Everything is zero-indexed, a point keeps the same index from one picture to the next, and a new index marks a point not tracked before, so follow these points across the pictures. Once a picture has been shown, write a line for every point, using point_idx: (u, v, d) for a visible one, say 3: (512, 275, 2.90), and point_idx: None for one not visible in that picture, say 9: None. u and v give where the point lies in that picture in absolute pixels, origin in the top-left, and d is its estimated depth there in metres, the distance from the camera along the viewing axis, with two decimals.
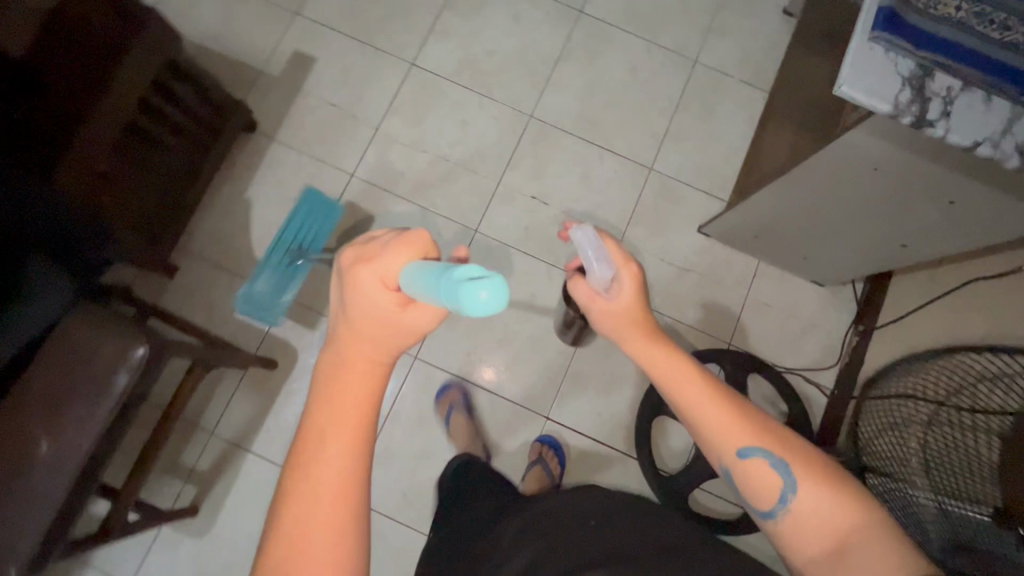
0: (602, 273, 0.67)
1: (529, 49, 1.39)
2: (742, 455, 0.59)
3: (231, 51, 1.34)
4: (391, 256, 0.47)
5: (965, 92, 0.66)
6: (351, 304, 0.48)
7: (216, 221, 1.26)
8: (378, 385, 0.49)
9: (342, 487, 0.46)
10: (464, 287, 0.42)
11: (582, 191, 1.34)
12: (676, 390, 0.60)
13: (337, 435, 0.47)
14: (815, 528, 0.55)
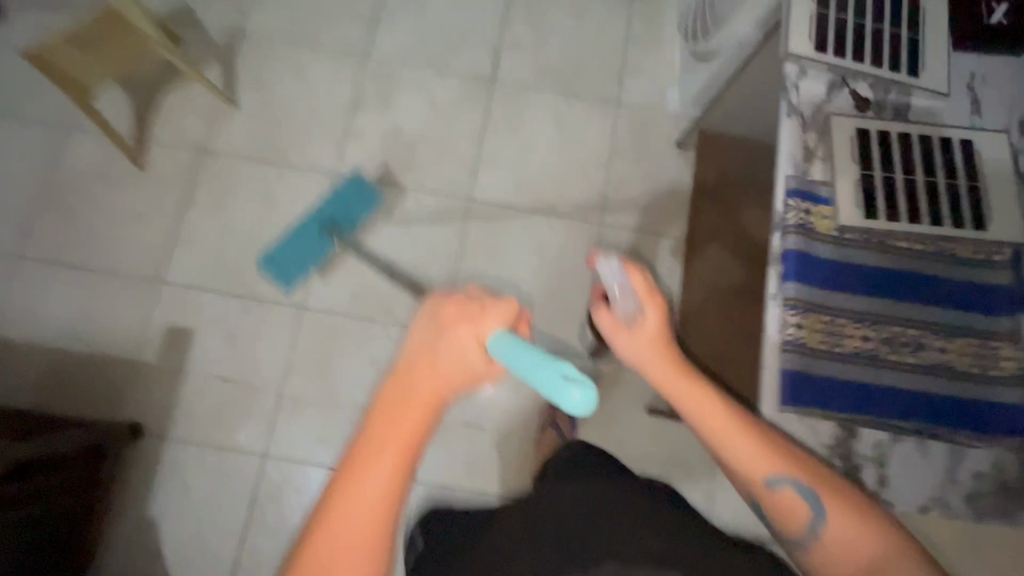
0: (626, 303, 0.70)
1: (426, 252, 1.28)
2: (771, 485, 0.60)
3: (95, 350, 1.20)
4: (490, 321, 0.58)
5: (897, 446, 0.62)
6: (437, 339, 0.57)
7: (122, 557, 1.11)
8: (433, 416, 0.56)
9: (390, 495, 0.53)
10: (563, 385, 0.53)
11: (519, 400, 1.23)
12: (707, 424, 0.62)
13: (392, 450, 0.53)
14: (842, 551, 0.57)
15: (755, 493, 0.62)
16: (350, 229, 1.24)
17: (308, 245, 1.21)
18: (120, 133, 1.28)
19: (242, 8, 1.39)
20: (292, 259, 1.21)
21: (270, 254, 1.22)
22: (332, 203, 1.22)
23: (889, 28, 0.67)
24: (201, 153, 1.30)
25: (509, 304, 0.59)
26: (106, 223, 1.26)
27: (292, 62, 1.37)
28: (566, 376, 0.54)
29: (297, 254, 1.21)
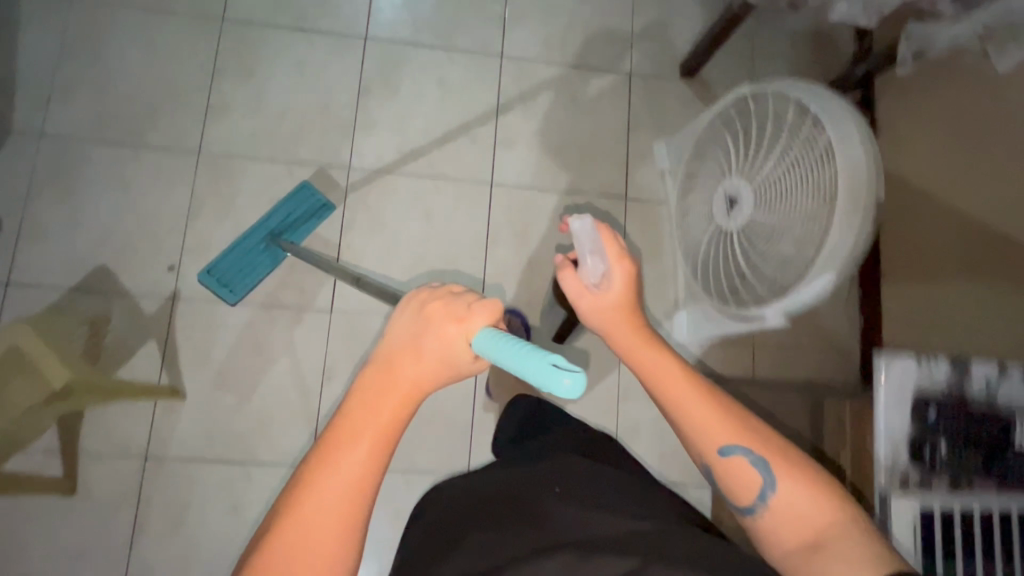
0: (596, 266, 0.74)
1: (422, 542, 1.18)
2: (724, 452, 0.61)
3: None
4: (477, 318, 0.51)
5: None
6: (423, 329, 0.53)
7: None
8: (411, 410, 0.52)
9: (356, 492, 0.49)
10: (553, 371, 0.44)
11: None
12: (662, 383, 0.63)
13: (367, 438, 0.50)
14: (790, 526, 0.57)
15: (704, 460, 0.63)
16: (298, 235, 1.19)
17: (251, 252, 1.17)
18: (48, 452, 1.08)
19: (177, 265, 1.17)
20: (239, 269, 1.16)
21: (214, 267, 1.16)
22: (279, 211, 1.18)
23: (982, 562, 0.83)
24: (148, 460, 1.10)
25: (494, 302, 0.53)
26: (43, 567, 1.05)
27: (246, 327, 1.17)
28: (557, 363, 0.45)
29: (237, 262, 1.16)
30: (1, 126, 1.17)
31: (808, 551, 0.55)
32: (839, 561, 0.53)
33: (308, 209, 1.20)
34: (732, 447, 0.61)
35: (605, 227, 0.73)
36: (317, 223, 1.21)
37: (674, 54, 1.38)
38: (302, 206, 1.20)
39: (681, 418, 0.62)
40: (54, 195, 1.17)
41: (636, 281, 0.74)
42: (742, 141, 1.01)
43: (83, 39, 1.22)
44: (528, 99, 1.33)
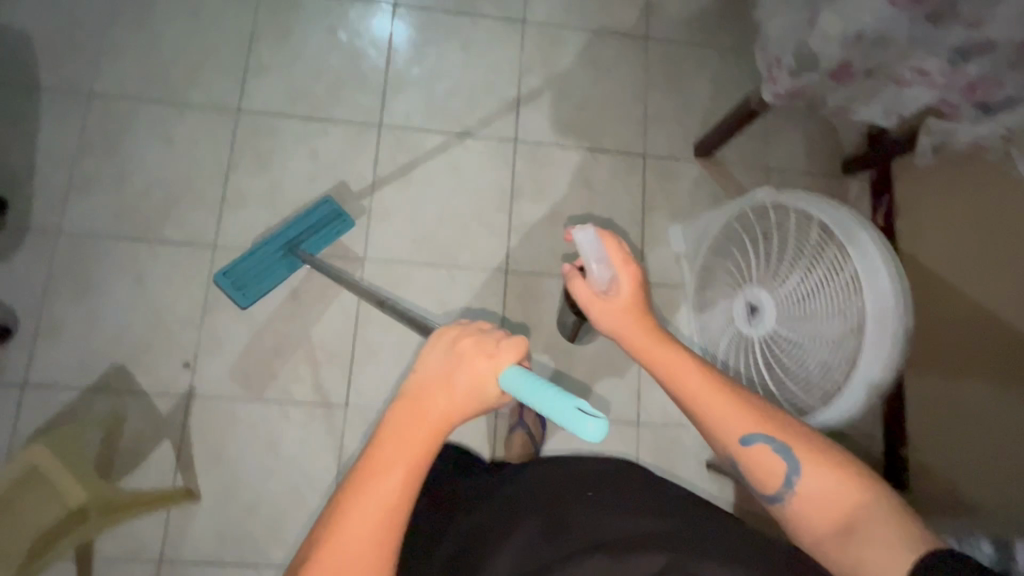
0: (601, 274, 0.75)
1: None
2: (747, 443, 0.63)
3: None
4: (504, 355, 0.55)
5: None
6: (456, 365, 0.56)
7: None
8: (442, 439, 0.55)
9: (388, 518, 0.52)
10: (578, 416, 0.49)
11: None
12: (679, 380, 0.65)
13: (400, 468, 0.53)
14: (820, 508, 0.60)
15: (731, 452, 0.65)
16: (315, 250, 1.22)
17: (268, 261, 1.19)
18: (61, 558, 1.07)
19: (192, 361, 1.17)
20: (254, 274, 1.19)
21: (230, 269, 1.18)
22: (298, 224, 1.21)
23: None
24: (161, 563, 1.09)
25: (519, 340, 0.56)
26: None
27: (261, 424, 1.16)
28: (582, 408, 0.50)
29: (253, 270, 1.19)
30: (19, 224, 1.18)
31: (841, 530, 0.58)
32: (870, 541, 0.55)
33: (327, 224, 1.22)
34: (753, 436, 0.62)
35: (609, 236, 0.74)
36: (334, 238, 1.23)
37: (687, 134, 1.38)
38: (321, 218, 1.22)
39: (701, 410, 0.64)
40: (71, 292, 1.17)
41: (642, 286, 0.75)
42: (759, 250, 1.00)
43: (101, 134, 1.23)
44: (542, 184, 1.33)
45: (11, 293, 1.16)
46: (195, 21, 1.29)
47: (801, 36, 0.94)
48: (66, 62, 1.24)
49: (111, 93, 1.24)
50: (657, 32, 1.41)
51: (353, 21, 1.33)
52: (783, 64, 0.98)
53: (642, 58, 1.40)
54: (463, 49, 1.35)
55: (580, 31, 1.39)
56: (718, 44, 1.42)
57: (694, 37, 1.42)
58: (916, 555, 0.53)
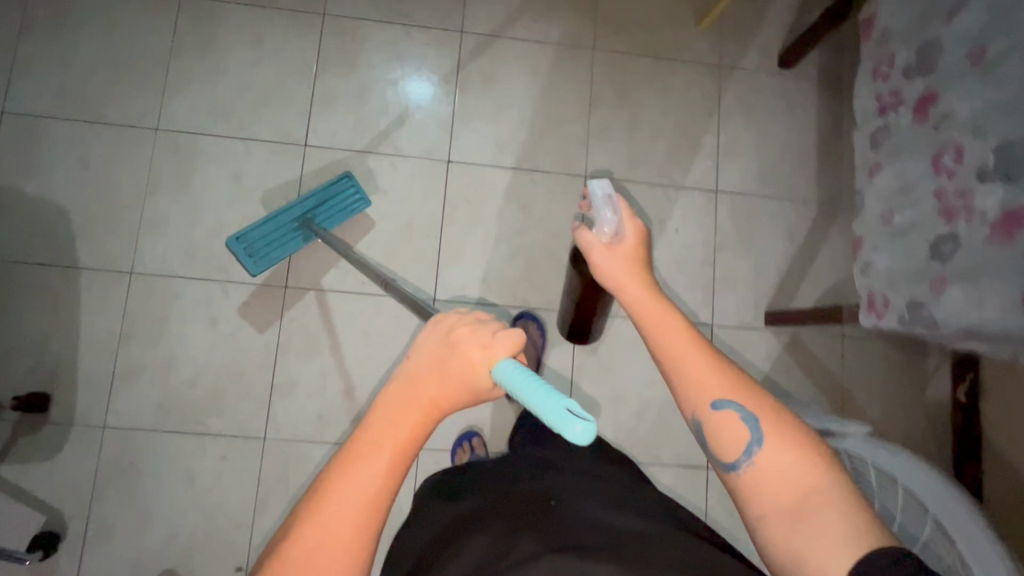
0: (608, 219, 0.71)
1: None
2: (715, 406, 0.55)
3: None
4: (499, 345, 0.53)
5: None
6: (449, 354, 0.54)
7: None
8: (432, 425, 0.54)
9: (369, 501, 0.50)
10: (564, 416, 0.46)
11: None
12: (658, 331, 0.59)
13: (387, 451, 0.51)
14: (776, 486, 0.52)
15: (695, 413, 0.57)
16: (329, 223, 1.19)
17: (280, 227, 1.15)
18: None
19: (245, 565, 1.13)
20: (267, 242, 1.15)
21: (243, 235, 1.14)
22: (318, 196, 1.18)
23: None
24: None
25: (512, 336, 0.54)
26: None
27: None
28: (571, 410, 0.46)
29: (266, 236, 1.15)
30: (62, 421, 1.13)
31: (791, 517, 0.51)
32: (821, 531, 0.49)
33: (344, 200, 1.20)
34: (723, 399, 0.55)
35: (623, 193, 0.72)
36: (348, 214, 1.20)
37: (759, 300, 1.30)
38: (340, 195, 1.20)
39: (670, 356, 0.58)
40: (118, 493, 1.12)
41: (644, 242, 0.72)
42: (856, 479, 0.95)
43: (143, 317, 1.17)
44: (606, 362, 1.26)
45: (57, 497, 1.11)
46: (240, 187, 1.22)
47: (916, 292, 0.84)
48: (108, 239, 1.18)
49: (154, 271, 1.18)
50: (727, 186, 1.33)
51: (408, 183, 1.26)
52: (891, 306, 0.90)
53: (711, 216, 1.32)
54: (523, 209, 1.28)
55: (645, 185, 1.31)
56: (793, 197, 1.33)
57: (766, 191, 1.33)
58: (867, 556, 0.46)
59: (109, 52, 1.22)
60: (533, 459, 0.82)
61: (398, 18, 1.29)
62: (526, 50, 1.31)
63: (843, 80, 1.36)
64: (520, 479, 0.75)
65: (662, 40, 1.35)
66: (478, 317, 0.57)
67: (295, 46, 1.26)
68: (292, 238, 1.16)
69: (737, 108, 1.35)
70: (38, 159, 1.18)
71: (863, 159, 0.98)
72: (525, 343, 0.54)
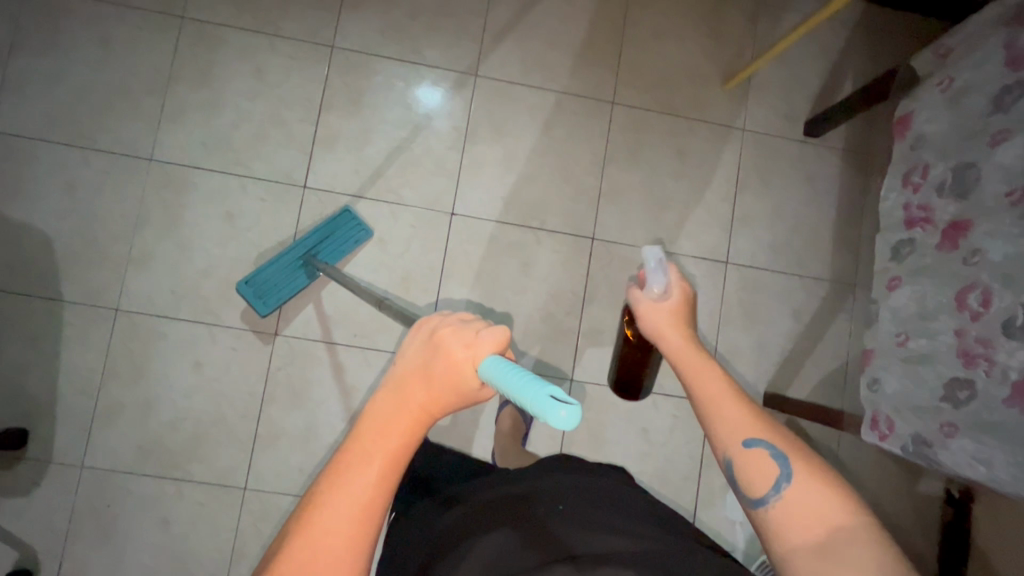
0: (659, 279, 0.68)
1: None
2: (745, 443, 0.54)
3: None
4: (481, 343, 0.48)
5: None
6: (433, 358, 0.49)
7: None
8: (424, 429, 0.50)
9: (365, 510, 0.47)
10: (548, 401, 0.41)
11: None
12: (696, 375, 0.59)
13: (378, 462, 0.47)
14: (804, 523, 0.50)
15: (725, 451, 0.56)
16: (333, 258, 1.15)
17: (287, 267, 1.13)
18: None
19: None
20: (276, 283, 1.12)
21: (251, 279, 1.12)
22: (321, 231, 1.15)
23: None
24: None
25: (497, 331, 0.49)
26: None
27: None
28: (553, 396, 0.42)
29: (274, 276, 1.12)
30: (39, 457, 1.10)
31: (819, 550, 0.48)
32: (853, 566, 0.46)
33: (347, 231, 1.17)
34: (753, 437, 0.54)
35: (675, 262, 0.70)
36: (351, 246, 1.17)
37: (759, 378, 1.26)
38: (340, 226, 1.17)
39: (705, 398, 0.57)
40: (93, 533, 1.10)
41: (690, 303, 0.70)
42: None
43: (126, 356, 1.13)
44: (596, 432, 1.23)
45: (33, 533, 1.09)
46: (234, 226, 1.17)
47: (923, 427, 0.81)
48: (95, 272, 1.14)
49: (140, 309, 1.14)
50: (739, 257, 1.28)
51: (409, 232, 1.21)
52: (895, 432, 0.86)
53: (720, 287, 1.27)
54: (527, 267, 1.23)
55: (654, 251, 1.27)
56: (805, 273, 1.29)
57: (778, 265, 1.29)
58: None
59: (107, 73, 1.16)
60: (535, 467, 0.80)
61: (411, 56, 1.23)
62: (541, 99, 1.26)
63: (869, 156, 1.31)
64: (517, 481, 0.74)
65: (687, 98, 1.29)
66: (461, 317, 0.51)
67: (302, 79, 1.21)
68: (300, 275, 1.13)
69: (757, 175, 1.30)
70: (25, 182, 1.13)
71: (883, 268, 0.94)
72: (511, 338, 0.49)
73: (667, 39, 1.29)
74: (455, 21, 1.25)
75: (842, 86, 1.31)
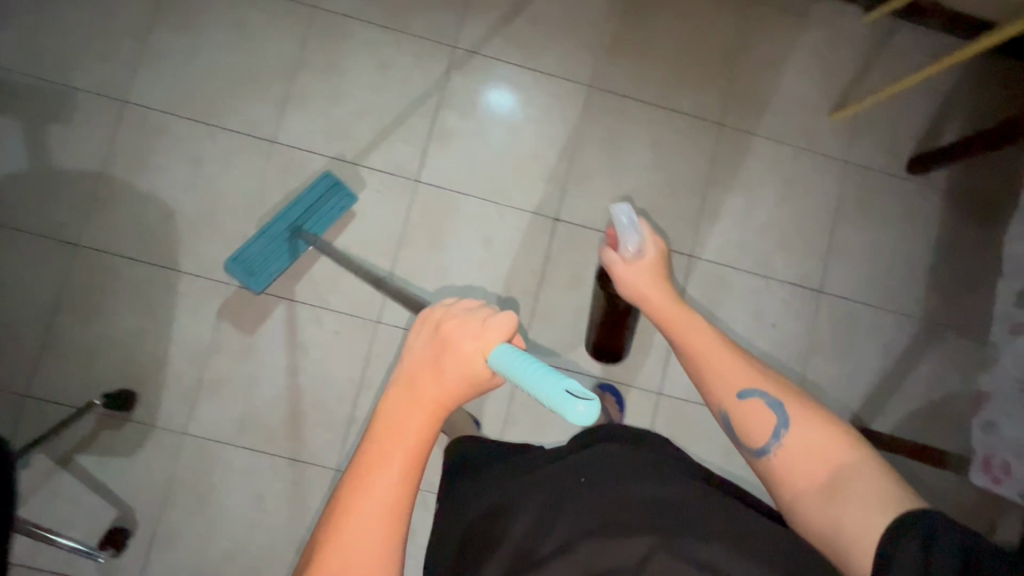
0: (630, 239, 0.70)
1: None
2: (741, 397, 0.57)
3: None
4: (486, 335, 0.50)
5: None
6: (442, 351, 0.51)
7: None
8: (440, 423, 0.51)
9: (394, 508, 0.48)
10: (566, 399, 0.44)
11: None
12: (681, 331, 0.62)
13: (398, 462, 0.48)
14: (807, 464, 0.52)
15: (724, 408, 0.59)
16: (320, 228, 1.15)
17: (273, 241, 1.13)
18: None
19: None
20: (265, 258, 1.13)
21: (240, 255, 1.12)
22: (306, 202, 1.14)
23: None
24: None
25: (502, 321, 0.50)
26: None
27: None
28: (570, 391, 0.44)
29: (263, 251, 1.13)
30: (144, 421, 1.14)
31: (823, 490, 0.51)
32: (853, 502, 0.48)
33: (334, 199, 1.16)
34: (748, 390, 0.57)
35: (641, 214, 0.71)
36: (338, 212, 1.16)
37: (843, 410, 1.27)
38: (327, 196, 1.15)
39: (696, 355, 0.60)
40: (190, 499, 1.14)
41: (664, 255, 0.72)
42: None
43: (234, 331, 1.16)
44: (680, 447, 1.24)
45: (134, 494, 1.13)
46: (347, 215, 1.20)
47: None
48: (211, 247, 1.17)
49: (252, 286, 1.17)
50: (832, 287, 1.29)
51: (512, 234, 1.24)
52: (1013, 476, 0.88)
53: (811, 315, 1.28)
54: None
55: (748, 274, 1.28)
56: (896, 309, 1.29)
57: (871, 300, 1.29)
58: (896, 517, 0.46)
59: (238, 56, 1.20)
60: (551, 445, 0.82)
61: (529, 63, 1.26)
62: (651, 115, 1.28)
63: (970, 198, 1.31)
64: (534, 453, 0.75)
65: (793, 126, 1.30)
66: (458, 309, 0.53)
67: (422, 76, 1.24)
68: (288, 248, 1.14)
69: (856, 208, 1.30)
70: (154, 155, 1.17)
71: (1004, 312, 0.95)
72: (520, 325, 0.51)
73: (777, 67, 1.30)
74: (573, 31, 1.27)
75: (951, 128, 1.31)
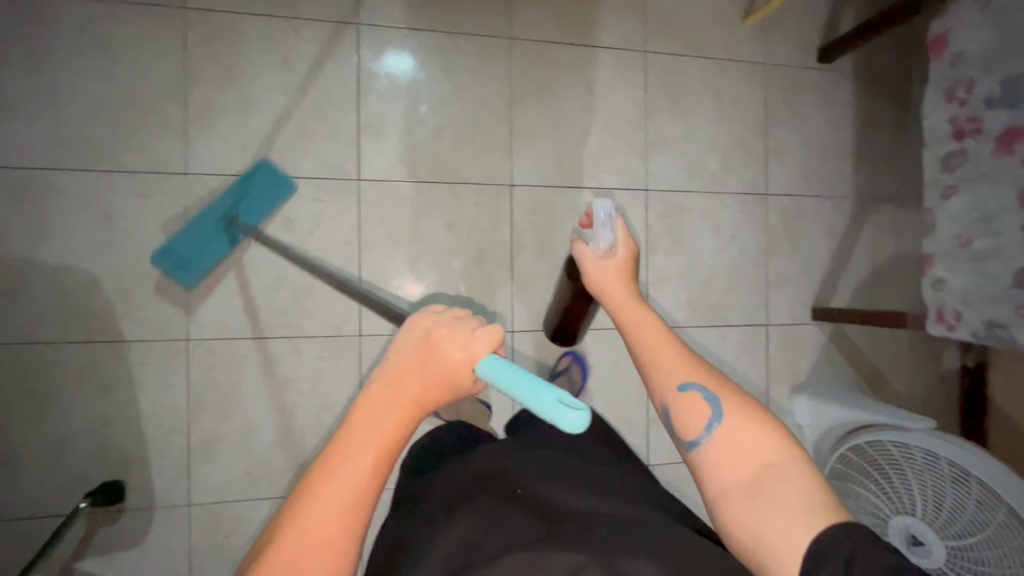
0: (605, 237, 0.73)
1: None
2: (681, 390, 0.57)
3: None
4: (470, 344, 0.45)
5: None
6: (429, 354, 0.46)
7: None
8: (417, 423, 0.47)
9: (357, 500, 0.44)
10: (556, 405, 0.39)
11: None
12: (637, 328, 0.63)
13: (371, 451, 0.45)
14: (734, 461, 0.53)
15: (664, 398, 0.59)
16: (256, 218, 1.08)
17: (206, 229, 1.04)
18: None
19: None
20: (195, 248, 1.04)
21: (171, 246, 1.03)
22: (241, 191, 1.06)
23: None
24: None
25: (488, 333, 0.46)
26: None
27: None
28: (562, 399, 0.40)
29: (193, 243, 1.04)
30: (140, 506, 1.05)
31: (747, 487, 0.52)
32: (778, 507, 0.50)
33: (268, 191, 1.08)
34: (687, 383, 0.57)
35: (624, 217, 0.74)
36: (274, 201, 1.09)
37: (805, 296, 1.38)
38: (262, 186, 1.08)
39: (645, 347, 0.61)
40: (215, 567, 1.08)
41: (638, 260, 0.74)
42: (892, 467, 1.03)
43: (209, 387, 1.07)
44: None
45: None
46: (294, 233, 1.11)
47: (995, 313, 0.95)
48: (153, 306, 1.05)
49: (213, 335, 1.08)
50: (775, 188, 1.37)
51: (472, 211, 1.20)
52: (964, 321, 1.00)
53: (762, 219, 1.36)
54: None
55: (701, 195, 1.32)
56: (832, 195, 1.40)
57: (810, 191, 1.39)
58: (824, 530, 0.48)
59: (116, 84, 1.03)
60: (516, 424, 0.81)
61: (444, 27, 1.18)
62: (578, 57, 1.24)
63: (875, 77, 1.40)
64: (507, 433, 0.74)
65: (713, 39, 1.32)
66: (445, 316, 0.48)
67: (333, 64, 1.12)
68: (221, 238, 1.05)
69: (783, 107, 1.36)
70: (50, 221, 1.01)
71: (934, 179, 1.05)
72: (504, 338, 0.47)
73: None
74: None
75: (850, 13, 1.38)
